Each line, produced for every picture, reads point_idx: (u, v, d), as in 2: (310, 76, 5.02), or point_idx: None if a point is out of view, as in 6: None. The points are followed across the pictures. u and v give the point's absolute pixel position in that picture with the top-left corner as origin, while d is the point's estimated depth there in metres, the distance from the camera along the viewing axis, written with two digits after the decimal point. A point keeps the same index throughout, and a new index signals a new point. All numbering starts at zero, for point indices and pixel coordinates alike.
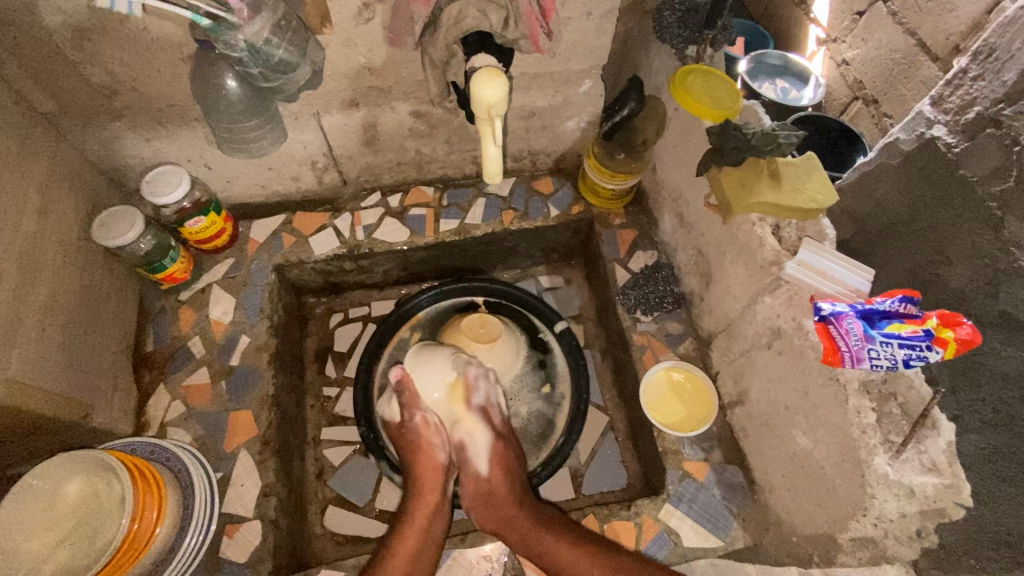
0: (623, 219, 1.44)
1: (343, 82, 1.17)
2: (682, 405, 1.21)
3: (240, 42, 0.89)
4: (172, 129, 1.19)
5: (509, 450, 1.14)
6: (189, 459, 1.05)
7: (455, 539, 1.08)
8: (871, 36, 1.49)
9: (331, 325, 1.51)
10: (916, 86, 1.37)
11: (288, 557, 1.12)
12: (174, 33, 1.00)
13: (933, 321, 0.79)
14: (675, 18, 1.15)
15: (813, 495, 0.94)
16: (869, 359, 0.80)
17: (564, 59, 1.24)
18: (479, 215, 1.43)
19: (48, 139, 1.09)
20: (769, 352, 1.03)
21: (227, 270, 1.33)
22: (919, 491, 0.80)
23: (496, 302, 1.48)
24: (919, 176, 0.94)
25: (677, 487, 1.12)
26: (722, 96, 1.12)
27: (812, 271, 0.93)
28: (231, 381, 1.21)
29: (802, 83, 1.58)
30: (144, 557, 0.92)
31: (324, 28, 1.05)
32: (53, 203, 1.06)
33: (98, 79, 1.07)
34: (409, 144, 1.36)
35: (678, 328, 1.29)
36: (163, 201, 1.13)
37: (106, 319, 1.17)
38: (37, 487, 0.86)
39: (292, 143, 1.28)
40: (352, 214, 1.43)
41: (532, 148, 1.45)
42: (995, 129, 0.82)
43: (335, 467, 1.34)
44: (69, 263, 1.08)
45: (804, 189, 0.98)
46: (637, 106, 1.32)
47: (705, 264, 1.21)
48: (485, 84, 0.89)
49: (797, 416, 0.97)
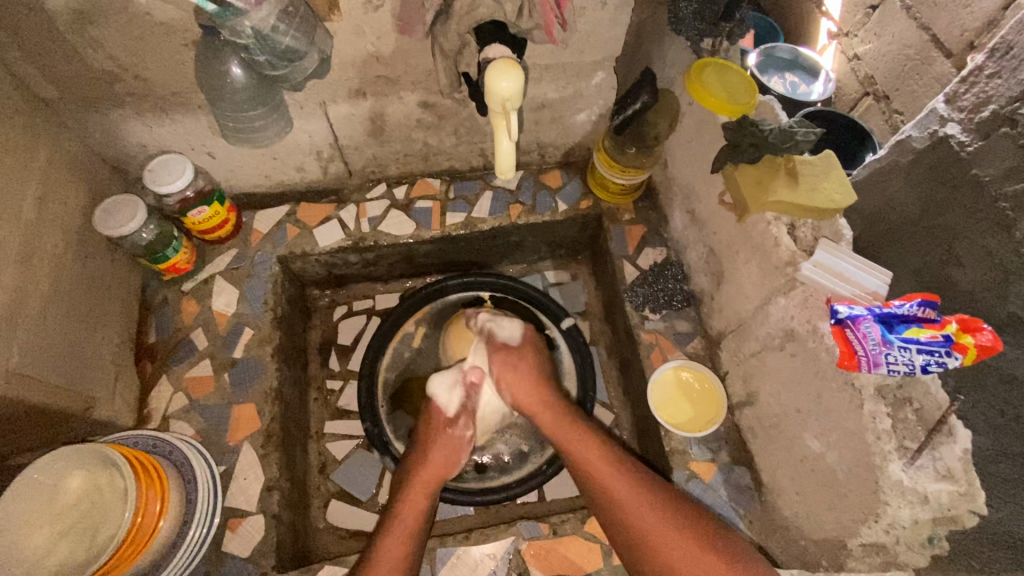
0: (632, 214, 1.42)
1: (351, 71, 1.14)
2: (690, 405, 1.19)
3: (246, 28, 0.86)
4: (175, 117, 1.17)
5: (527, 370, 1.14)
6: (191, 452, 1.04)
7: (459, 536, 1.06)
8: (883, 31, 1.45)
9: (335, 318, 1.50)
10: (929, 82, 1.34)
11: (291, 551, 1.11)
12: (179, 16, 0.97)
13: (952, 327, 0.77)
14: (692, 9, 1.11)
15: (824, 500, 0.93)
16: (887, 364, 0.79)
17: (576, 50, 1.22)
18: (485, 210, 1.41)
19: (49, 126, 1.07)
20: (781, 354, 1.01)
21: (231, 261, 1.31)
22: (934, 498, 0.79)
23: (501, 297, 1.45)
24: (931, 175, 0.92)
25: (683, 487, 1.11)
26: (737, 92, 1.10)
27: (828, 273, 0.91)
28: (234, 373, 1.20)
29: (812, 78, 1.55)
30: (146, 551, 0.91)
31: (332, 15, 1.02)
32: (53, 191, 1.04)
33: (100, 64, 1.04)
34: (417, 135, 1.34)
35: (686, 327, 1.28)
36: (166, 189, 1.11)
37: (107, 309, 1.15)
38: (37, 481, 0.85)
39: (297, 133, 1.25)
40: (357, 206, 1.41)
41: (541, 141, 1.43)
42: (1011, 128, 0.80)
43: (338, 461, 1.33)
44: (70, 250, 1.06)
45: (821, 188, 0.96)
46: (649, 100, 1.25)
47: (717, 263, 1.20)
48: (500, 76, 0.87)
49: (809, 419, 0.96)
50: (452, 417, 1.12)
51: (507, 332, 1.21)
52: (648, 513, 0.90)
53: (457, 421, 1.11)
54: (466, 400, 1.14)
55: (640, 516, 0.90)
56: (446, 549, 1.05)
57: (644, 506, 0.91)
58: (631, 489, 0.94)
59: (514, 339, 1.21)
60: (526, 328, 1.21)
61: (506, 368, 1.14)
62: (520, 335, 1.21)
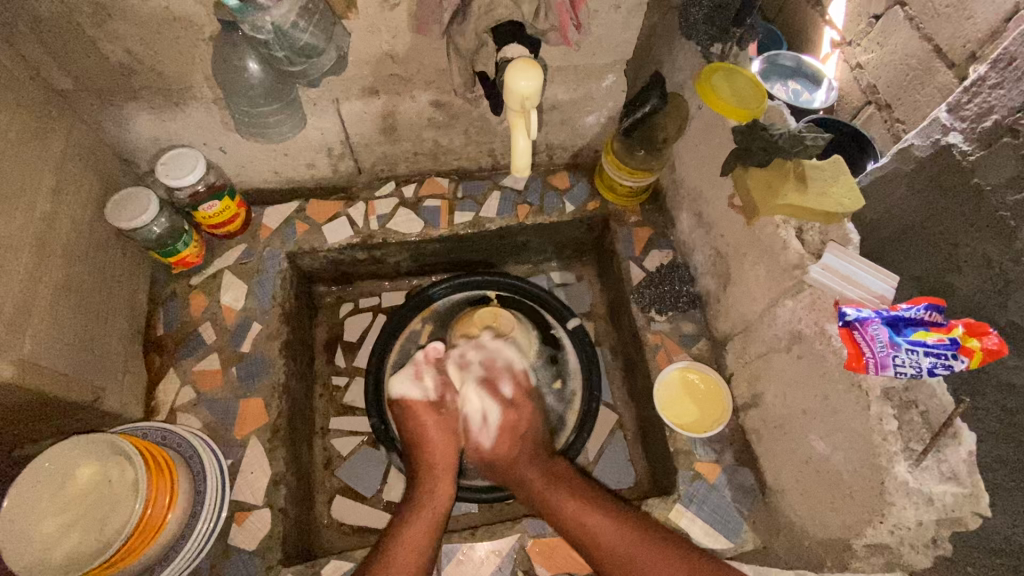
0: (639, 216, 1.43)
1: (365, 69, 1.15)
2: (695, 406, 1.20)
3: (266, 24, 0.87)
4: (189, 112, 1.18)
5: (521, 422, 1.14)
6: (201, 445, 1.05)
7: (465, 533, 1.07)
8: (887, 40, 1.47)
9: (341, 315, 1.50)
10: (930, 93, 1.35)
11: (297, 546, 1.11)
12: (197, 11, 0.98)
13: (959, 330, 0.78)
14: (702, 15, 1.10)
15: (829, 501, 0.94)
16: (893, 366, 0.80)
17: (588, 52, 1.23)
18: (493, 210, 1.42)
19: (64, 118, 1.08)
20: (787, 356, 1.02)
21: (240, 256, 1.32)
22: (939, 499, 0.80)
23: (507, 296, 1.46)
24: (933, 183, 0.92)
25: (689, 487, 1.12)
26: (747, 97, 1.10)
27: (836, 276, 0.92)
28: (242, 367, 1.20)
29: (815, 86, 1.57)
30: (156, 541, 0.91)
31: (349, 13, 1.03)
32: (67, 182, 1.05)
33: (117, 57, 1.05)
34: (427, 134, 1.35)
35: (692, 328, 1.29)
36: (175, 183, 1.12)
37: (116, 301, 1.15)
38: (49, 470, 0.87)
39: (309, 130, 1.26)
40: (366, 203, 1.41)
41: (549, 141, 1.44)
42: (1013, 138, 0.81)
43: (343, 457, 1.33)
44: (83, 242, 1.07)
45: (829, 193, 0.97)
46: (659, 102, 1.29)
47: (724, 265, 1.21)
48: (519, 75, 0.89)
49: (814, 421, 0.97)
50: (435, 400, 1.14)
51: (478, 423, 1.13)
52: (643, 561, 0.92)
53: (443, 402, 1.14)
54: (437, 380, 1.16)
55: (625, 557, 0.93)
56: (451, 545, 1.06)
57: (638, 556, 0.93)
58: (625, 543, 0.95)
59: (488, 429, 1.13)
60: (504, 417, 1.13)
61: (505, 435, 1.12)
62: (494, 419, 1.13)
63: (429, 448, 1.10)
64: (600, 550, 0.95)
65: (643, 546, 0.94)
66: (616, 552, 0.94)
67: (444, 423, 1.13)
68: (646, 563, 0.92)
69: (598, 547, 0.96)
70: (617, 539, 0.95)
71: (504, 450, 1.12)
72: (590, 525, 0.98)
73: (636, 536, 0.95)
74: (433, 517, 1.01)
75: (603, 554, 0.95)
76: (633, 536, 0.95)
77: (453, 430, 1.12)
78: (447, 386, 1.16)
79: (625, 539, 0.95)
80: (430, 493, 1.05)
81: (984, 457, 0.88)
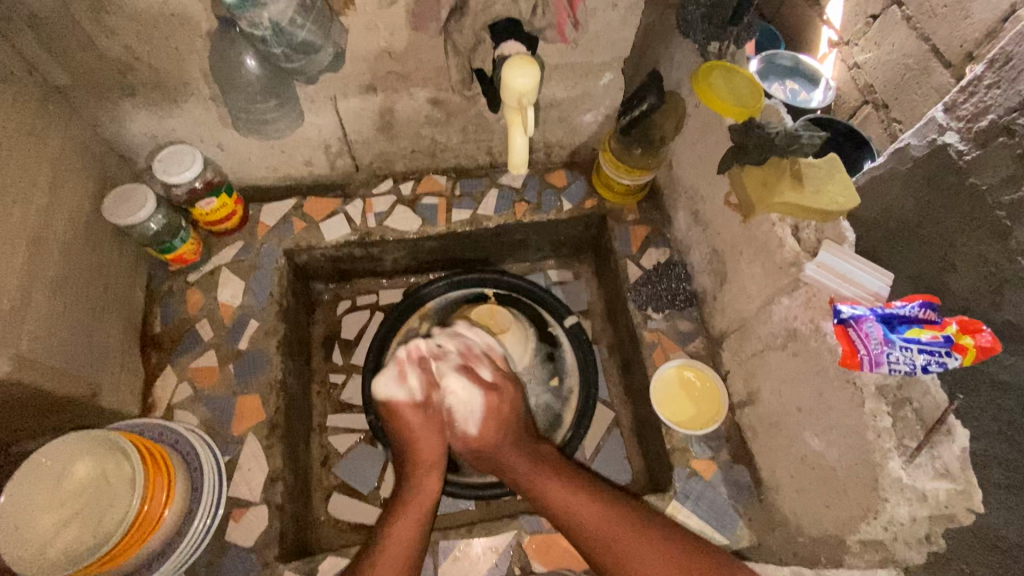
0: (637, 215, 1.43)
1: (363, 65, 1.15)
2: (693, 404, 1.21)
3: (264, 20, 0.87)
4: (186, 108, 1.18)
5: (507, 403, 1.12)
6: (199, 442, 1.05)
7: (462, 530, 1.08)
8: (884, 41, 1.48)
9: (339, 313, 1.50)
10: (927, 93, 1.36)
11: (293, 542, 1.12)
12: (195, 8, 0.98)
13: (952, 328, 0.79)
14: (699, 13, 1.11)
15: (823, 497, 0.94)
16: (887, 363, 0.80)
17: (586, 50, 1.24)
18: (491, 207, 1.42)
19: (61, 113, 1.08)
20: (783, 353, 1.03)
21: (237, 253, 1.32)
22: (932, 496, 0.79)
23: (504, 294, 1.46)
24: (929, 182, 0.93)
25: (684, 484, 1.13)
26: (744, 95, 1.10)
27: (832, 274, 0.93)
28: (239, 364, 1.20)
29: (812, 86, 1.57)
30: (153, 537, 0.91)
31: (347, 10, 1.03)
32: (65, 178, 1.05)
33: (115, 53, 1.05)
34: (425, 131, 1.35)
35: (689, 326, 1.29)
36: (174, 180, 1.12)
37: (113, 297, 1.15)
38: (47, 466, 0.87)
39: (307, 127, 1.26)
40: (364, 201, 1.42)
41: (547, 139, 1.44)
42: (1008, 138, 0.82)
43: (340, 454, 1.33)
44: (80, 238, 1.07)
45: (826, 191, 0.98)
46: (656, 101, 1.28)
47: (721, 263, 1.21)
48: (517, 72, 0.90)
49: (809, 418, 0.97)
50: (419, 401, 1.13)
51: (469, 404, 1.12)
52: (625, 540, 0.92)
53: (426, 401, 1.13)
54: (420, 378, 1.15)
55: (604, 533, 0.94)
56: (448, 542, 1.06)
57: (617, 535, 0.93)
58: (605, 523, 0.95)
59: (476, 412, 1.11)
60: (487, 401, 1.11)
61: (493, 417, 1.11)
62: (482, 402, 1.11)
63: (412, 449, 1.10)
64: (582, 530, 0.96)
65: (626, 527, 0.94)
66: (596, 529, 0.95)
67: (432, 422, 1.12)
68: (634, 541, 0.92)
69: (579, 525, 0.97)
70: (596, 519, 0.96)
71: (491, 432, 1.10)
72: (570, 503, 0.99)
73: (616, 515, 0.96)
74: (421, 511, 1.01)
75: (582, 532, 0.96)
76: (612, 515, 0.96)
77: (437, 431, 1.12)
78: (432, 385, 1.15)
79: (603, 517, 0.96)
80: (415, 489, 1.05)
81: (977, 455, 0.89)
